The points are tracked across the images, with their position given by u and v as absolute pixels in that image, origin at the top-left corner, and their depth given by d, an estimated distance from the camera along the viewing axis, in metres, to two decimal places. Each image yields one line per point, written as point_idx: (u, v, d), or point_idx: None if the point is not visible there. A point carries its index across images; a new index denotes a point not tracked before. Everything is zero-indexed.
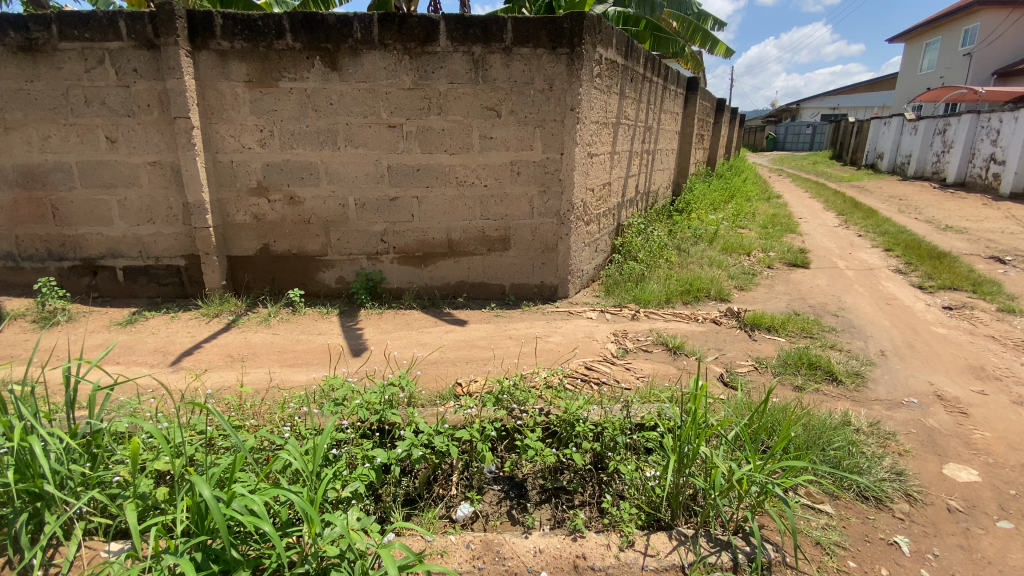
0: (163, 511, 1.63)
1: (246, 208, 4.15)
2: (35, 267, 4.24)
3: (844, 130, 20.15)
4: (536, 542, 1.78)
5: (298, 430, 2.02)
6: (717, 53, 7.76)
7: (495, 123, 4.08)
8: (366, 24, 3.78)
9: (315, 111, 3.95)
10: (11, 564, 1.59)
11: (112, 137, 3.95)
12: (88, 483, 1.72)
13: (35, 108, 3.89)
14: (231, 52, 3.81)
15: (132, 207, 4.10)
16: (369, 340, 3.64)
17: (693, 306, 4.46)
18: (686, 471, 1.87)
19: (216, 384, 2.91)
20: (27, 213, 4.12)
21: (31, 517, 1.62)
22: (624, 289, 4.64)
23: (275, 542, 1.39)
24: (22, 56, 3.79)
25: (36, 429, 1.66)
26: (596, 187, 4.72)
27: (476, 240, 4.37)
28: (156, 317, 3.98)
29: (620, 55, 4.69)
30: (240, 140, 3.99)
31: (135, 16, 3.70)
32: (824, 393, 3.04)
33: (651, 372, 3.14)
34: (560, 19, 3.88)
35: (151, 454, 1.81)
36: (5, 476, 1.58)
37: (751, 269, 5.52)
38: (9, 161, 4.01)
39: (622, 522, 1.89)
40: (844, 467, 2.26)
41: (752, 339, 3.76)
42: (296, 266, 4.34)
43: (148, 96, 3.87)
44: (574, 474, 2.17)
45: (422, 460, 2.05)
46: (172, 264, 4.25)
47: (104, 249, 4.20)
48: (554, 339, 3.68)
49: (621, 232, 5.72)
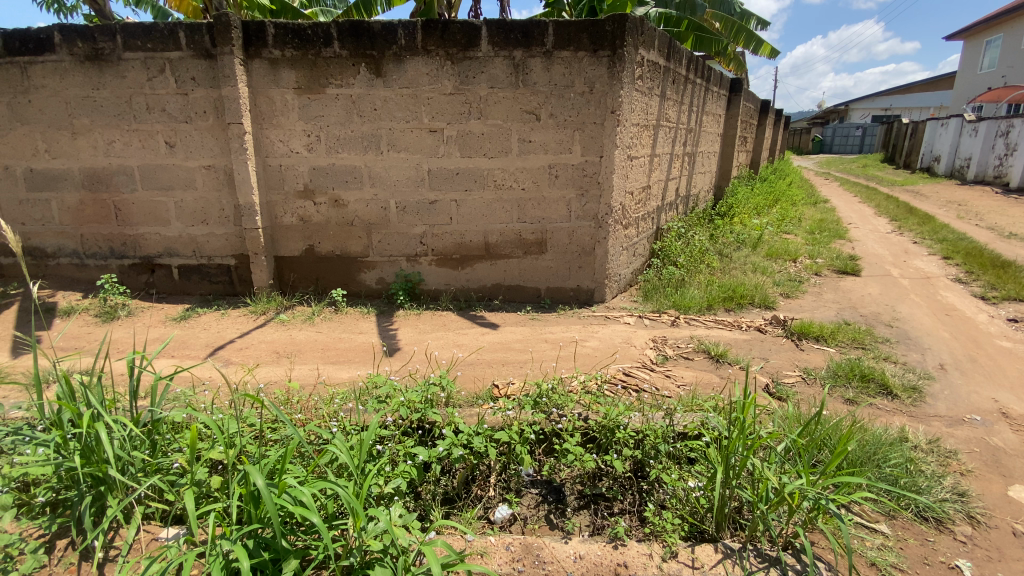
0: (216, 498, 1.69)
1: (293, 210, 4.30)
2: (98, 265, 4.51)
3: (897, 132, 19.18)
4: (576, 548, 1.76)
5: (344, 425, 2.08)
6: (762, 53, 7.54)
7: (534, 127, 4.09)
8: (410, 31, 3.87)
9: (360, 116, 4.06)
10: (74, 545, 1.68)
11: (170, 142, 4.17)
12: (147, 469, 1.82)
13: (101, 114, 4.14)
14: (282, 60, 3.96)
15: (187, 208, 4.31)
16: (408, 340, 3.70)
17: (737, 313, 4.33)
18: (733, 482, 1.81)
19: (265, 378, 3.02)
20: (92, 213, 4.39)
21: (95, 500, 1.72)
22: (663, 294, 4.55)
23: (322, 533, 1.42)
24: (89, 65, 4.05)
25: (103, 415, 1.77)
26: (636, 191, 4.66)
27: (513, 244, 4.38)
28: (207, 313, 4.16)
29: (662, 56, 4.62)
30: (289, 145, 4.14)
31: (194, 27, 3.90)
32: (878, 407, 2.89)
33: (692, 381, 3.06)
34: (601, 22, 3.87)
35: (207, 443, 1.90)
36: (73, 459, 1.69)
37: (798, 276, 5.32)
38: (76, 164, 4.28)
39: (664, 532, 1.84)
40: (902, 486, 2.14)
41: (799, 348, 3.62)
42: (339, 266, 4.46)
43: (204, 103, 4.07)
44: (614, 481, 2.14)
45: (460, 459, 2.06)
46: (223, 263, 4.44)
47: (162, 248, 4.43)
48: (591, 344, 3.64)
49: (660, 236, 5.62)
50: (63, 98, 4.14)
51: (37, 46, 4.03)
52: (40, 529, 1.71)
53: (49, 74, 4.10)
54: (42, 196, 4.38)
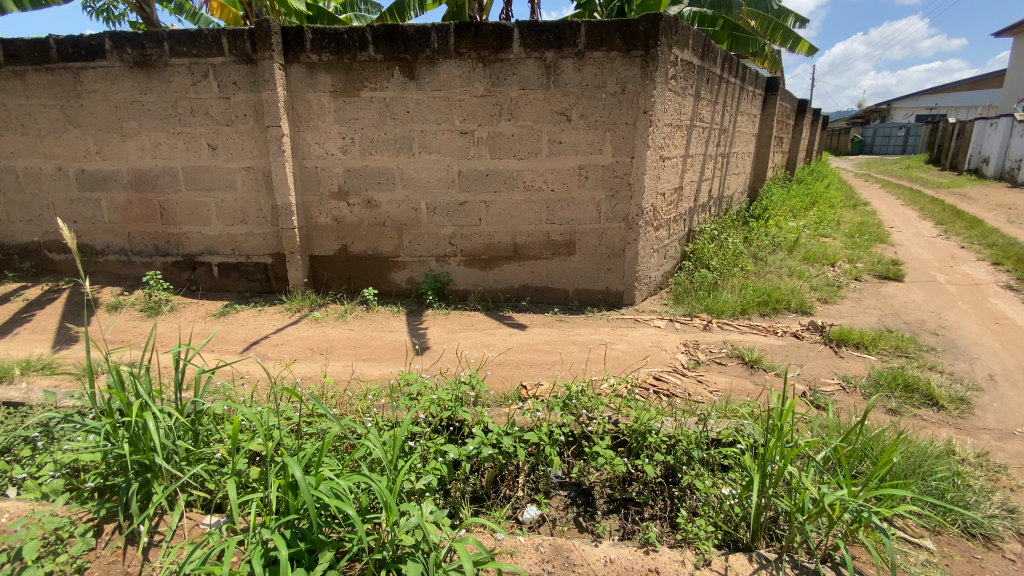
0: (255, 489, 1.75)
1: (328, 211, 4.40)
2: (143, 261, 4.71)
3: (943, 132, 18.33)
4: (606, 551, 1.74)
5: (377, 421, 2.12)
6: (801, 50, 7.32)
7: (565, 128, 4.08)
8: (443, 34, 3.91)
9: (393, 119, 4.13)
10: (121, 529, 1.75)
11: (212, 145, 4.33)
12: (190, 459, 1.89)
13: (148, 118, 4.33)
14: (319, 64, 4.06)
15: (227, 208, 4.46)
16: (437, 339, 3.74)
17: (772, 318, 4.22)
18: (770, 491, 1.77)
19: (301, 373, 3.10)
20: (138, 212, 4.59)
21: (141, 487, 1.79)
22: (695, 298, 4.47)
23: (357, 526, 1.46)
24: (137, 71, 4.24)
25: (151, 406, 1.85)
26: (667, 192, 4.60)
27: (542, 245, 4.37)
28: (245, 310, 4.30)
29: (697, 55, 4.55)
30: (325, 147, 4.24)
31: (236, 33, 4.04)
32: (922, 418, 2.77)
33: (726, 387, 2.99)
34: (635, 22, 3.83)
35: (247, 435, 1.96)
36: (122, 446, 1.77)
37: (837, 280, 5.14)
38: (124, 165, 4.48)
39: (697, 539, 1.80)
40: (948, 500, 2.05)
41: (838, 356, 3.50)
42: (371, 266, 4.54)
43: (245, 106, 4.21)
44: (644, 486, 2.11)
45: (489, 458, 2.08)
46: (260, 262, 4.58)
47: (203, 246, 4.61)
48: (621, 347, 3.60)
49: (692, 238, 5.53)
50: (113, 102, 4.34)
51: (89, 53, 4.23)
52: (89, 513, 1.79)
53: (100, 80, 4.31)
54: (92, 195, 4.60)
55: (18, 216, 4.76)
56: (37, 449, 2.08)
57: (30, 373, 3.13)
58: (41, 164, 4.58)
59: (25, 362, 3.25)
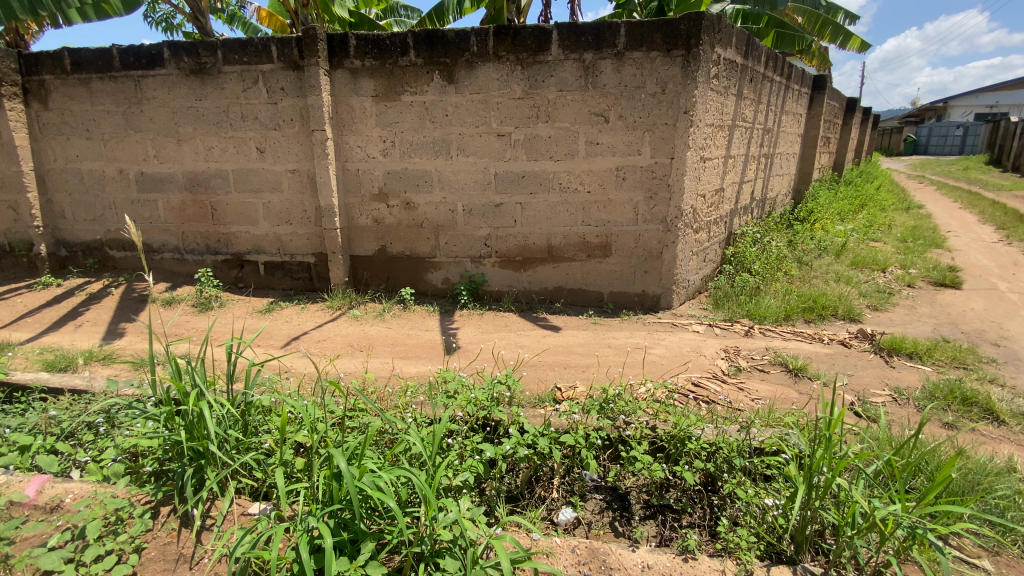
0: (300, 479, 1.82)
1: (368, 212, 4.52)
2: (195, 259, 4.96)
3: (1006, 131, 17.21)
4: (644, 556, 1.72)
5: (417, 417, 2.17)
6: (852, 46, 7.03)
7: (603, 129, 4.05)
8: (482, 37, 3.95)
9: (432, 122, 4.20)
10: (176, 511, 1.85)
11: (261, 148, 4.51)
12: (240, 448, 1.98)
13: (202, 123, 4.56)
14: (362, 69, 4.18)
15: (274, 209, 4.64)
16: (472, 339, 3.78)
17: (817, 325, 4.06)
18: (816, 503, 1.71)
19: (343, 369, 3.19)
20: (191, 213, 4.83)
21: (195, 472, 1.89)
22: (736, 303, 4.35)
23: (398, 518, 1.50)
24: (193, 78, 4.46)
25: (206, 395, 1.95)
26: (708, 194, 4.50)
27: (577, 247, 4.36)
28: (289, 307, 4.46)
29: (740, 54, 4.45)
30: (366, 150, 4.35)
31: (284, 41, 4.21)
32: (982, 433, 2.61)
33: (769, 395, 2.90)
34: (676, 21, 3.78)
35: (293, 427, 2.04)
36: (179, 433, 1.88)
37: (888, 287, 4.91)
38: (180, 168, 4.72)
39: (738, 549, 1.76)
40: (1009, 519, 1.93)
41: (889, 365, 3.34)
42: (408, 266, 4.63)
43: (292, 111, 4.37)
44: (682, 493, 2.07)
45: (525, 459, 2.09)
46: (304, 261, 4.74)
47: (250, 245, 4.81)
48: (658, 351, 3.54)
49: (732, 241, 5.38)
50: (170, 108, 4.58)
51: (149, 61, 4.49)
52: (147, 496, 1.90)
53: (159, 87, 4.55)
54: (150, 196, 4.87)
55: (84, 215, 5.09)
56: (99, 434, 2.24)
57: (93, 363, 3.34)
58: (105, 167, 4.88)
59: (89, 352, 3.47)
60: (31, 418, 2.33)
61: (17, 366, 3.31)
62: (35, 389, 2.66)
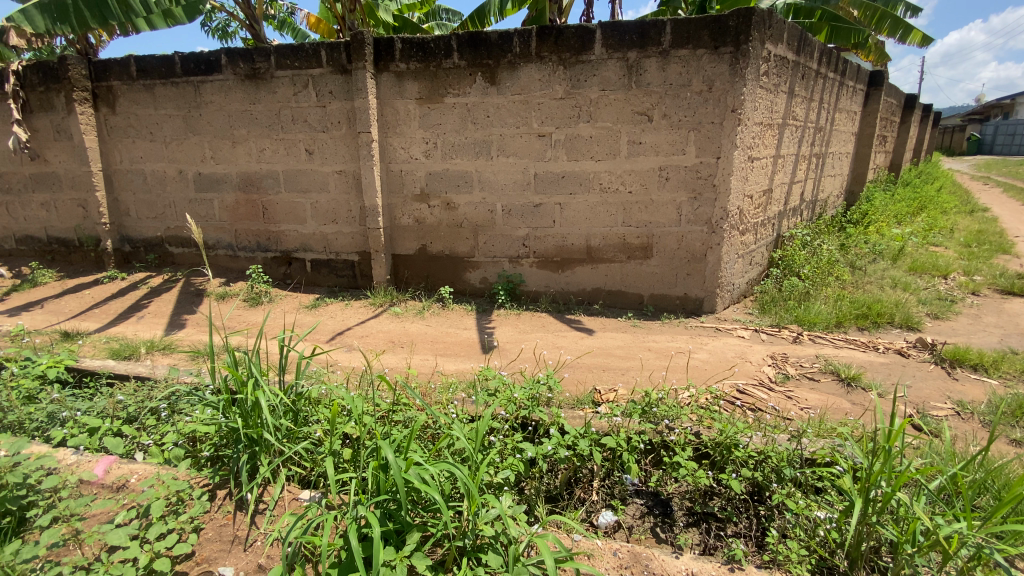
0: (348, 469, 1.89)
1: (410, 212, 4.61)
2: (247, 256, 5.19)
3: None
4: (688, 564, 1.68)
5: (460, 413, 2.22)
6: (912, 40, 6.67)
7: (646, 128, 4.00)
8: (525, 38, 3.97)
9: (474, 123, 4.25)
10: (232, 495, 1.95)
11: (310, 149, 4.68)
12: (291, 436, 2.06)
13: (255, 125, 4.76)
14: (407, 72, 4.27)
15: (321, 209, 4.80)
16: (510, 338, 3.80)
17: (872, 333, 3.88)
18: (873, 517, 1.63)
19: (387, 365, 3.27)
20: (244, 212, 5.05)
21: (249, 458, 1.99)
22: (783, 308, 4.22)
23: (442, 510, 1.54)
24: (247, 83, 4.67)
25: (262, 385, 2.06)
26: (755, 195, 4.37)
27: (617, 248, 4.31)
28: (333, 303, 4.61)
29: (792, 50, 4.29)
30: (409, 152, 4.44)
31: (334, 46, 4.35)
32: None
33: (820, 405, 2.79)
34: (725, 17, 3.68)
35: (342, 418, 2.11)
36: (236, 421, 1.98)
37: (950, 294, 4.63)
38: (234, 168, 4.95)
39: (787, 561, 1.70)
40: None
41: (951, 377, 3.15)
42: (447, 265, 4.70)
43: (339, 114, 4.51)
44: (727, 502, 2.02)
45: (565, 460, 2.08)
46: (348, 259, 4.88)
47: (298, 243, 4.99)
48: (701, 356, 3.46)
49: (780, 244, 5.19)
50: (226, 111, 4.81)
51: (208, 67, 4.73)
52: (205, 479, 2.00)
53: (216, 91, 4.78)
54: (206, 196, 5.12)
55: (146, 213, 5.41)
56: (161, 420, 2.38)
57: (154, 352, 3.55)
58: (166, 168, 5.17)
59: (150, 342, 3.68)
60: (100, 403, 2.49)
61: (85, 354, 3.55)
62: (104, 374, 2.84)
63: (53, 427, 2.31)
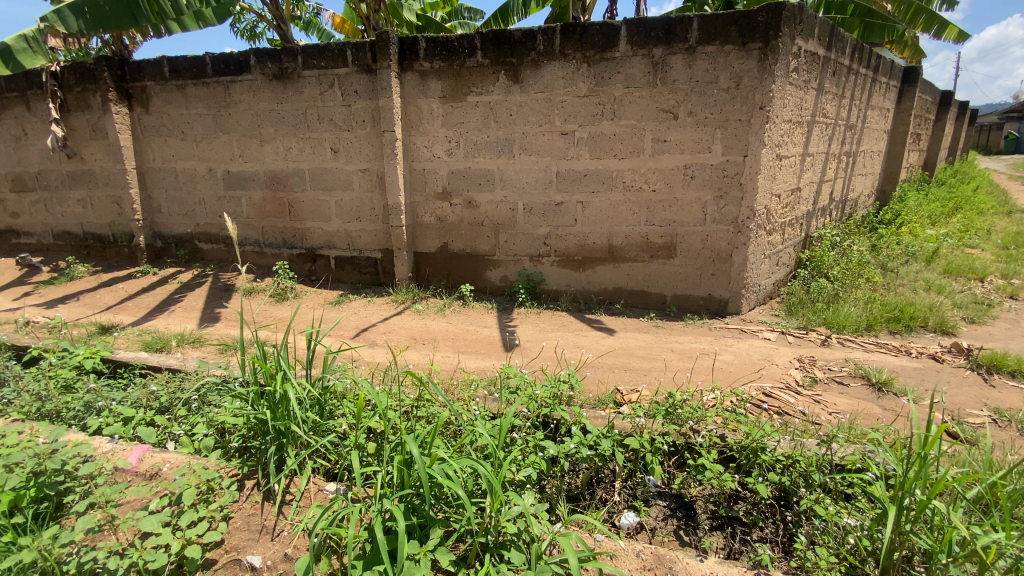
0: (373, 462, 1.92)
1: (432, 210, 4.64)
2: (273, 252, 5.30)
3: None
4: (711, 567, 1.67)
5: (483, 410, 2.23)
6: (948, 36, 6.44)
7: (671, 126, 3.95)
8: (549, 36, 3.96)
9: (497, 121, 4.26)
10: (260, 486, 1.99)
11: (335, 148, 4.75)
12: (317, 429, 2.10)
13: (283, 124, 4.85)
14: (431, 71, 4.30)
15: (345, 207, 4.87)
16: (531, 337, 3.80)
17: (904, 337, 3.76)
18: (907, 526, 1.58)
19: (410, 361, 3.30)
20: (271, 209, 5.16)
21: (277, 450, 2.03)
22: (811, 310, 4.13)
23: (466, 505, 1.55)
24: (275, 82, 4.76)
25: (290, 378, 2.10)
26: (783, 194, 4.28)
27: (639, 247, 4.27)
28: (356, 299, 4.68)
29: (823, 45, 4.19)
30: (432, 150, 4.48)
31: (359, 46, 4.40)
32: None
33: (849, 409, 2.72)
34: (753, 12, 3.61)
35: (367, 412, 2.15)
36: (265, 412, 2.03)
37: (987, 297, 4.47)
38: (261, 166, 5.05)
39: (816, 568, 1.67)
40: None
41: (988, 384, 3.04)
42: (468, 263, 4.72)
43: (364, 113, 4.57)
44: (753, 506, 2.00)
45: (587, 459, 2.07)
46: (371, 256, 4.95)
47: (323, 240, 5.07)
48: (726, 357, 3.41)
49: (808, 245, 5.07)
50: (254, 110, 4.91)
51: (237, 67, 4.83)
52: (234, 469, 2.05)
53: (245, 91, 4.89)
54: (234, 193, 5.24)
55: (177, 210, 5.56)
56: (192, 411, 2.44)
57: (184, 345, 3.65)
58: (196, 166, 5.30)
59: (181, 335, 3.79)
60: (134, 393, 2.57)
61: (120, 345, 3.67)
62: (138, 366, 2.94)
63: (90, 416, 2.40)
